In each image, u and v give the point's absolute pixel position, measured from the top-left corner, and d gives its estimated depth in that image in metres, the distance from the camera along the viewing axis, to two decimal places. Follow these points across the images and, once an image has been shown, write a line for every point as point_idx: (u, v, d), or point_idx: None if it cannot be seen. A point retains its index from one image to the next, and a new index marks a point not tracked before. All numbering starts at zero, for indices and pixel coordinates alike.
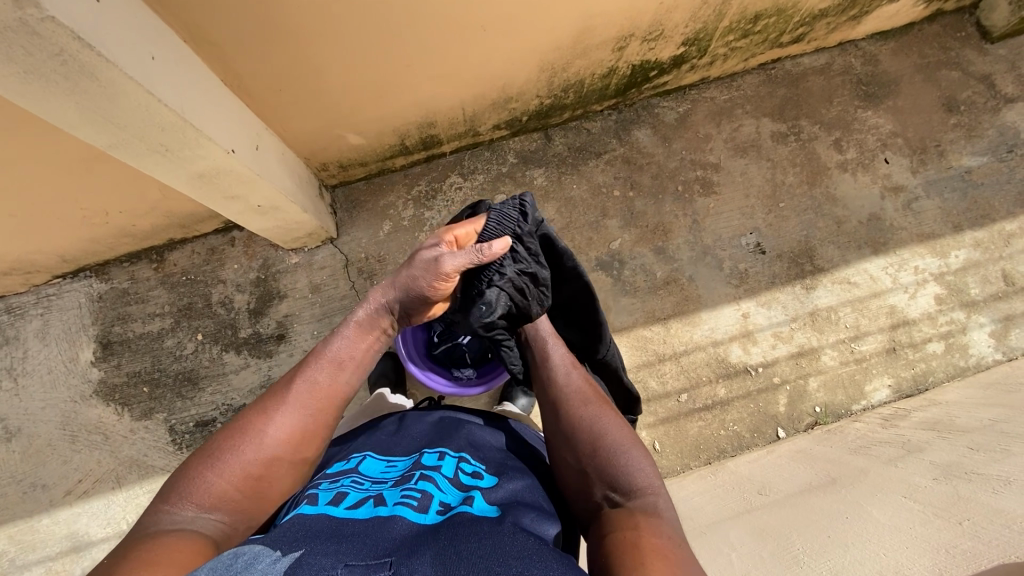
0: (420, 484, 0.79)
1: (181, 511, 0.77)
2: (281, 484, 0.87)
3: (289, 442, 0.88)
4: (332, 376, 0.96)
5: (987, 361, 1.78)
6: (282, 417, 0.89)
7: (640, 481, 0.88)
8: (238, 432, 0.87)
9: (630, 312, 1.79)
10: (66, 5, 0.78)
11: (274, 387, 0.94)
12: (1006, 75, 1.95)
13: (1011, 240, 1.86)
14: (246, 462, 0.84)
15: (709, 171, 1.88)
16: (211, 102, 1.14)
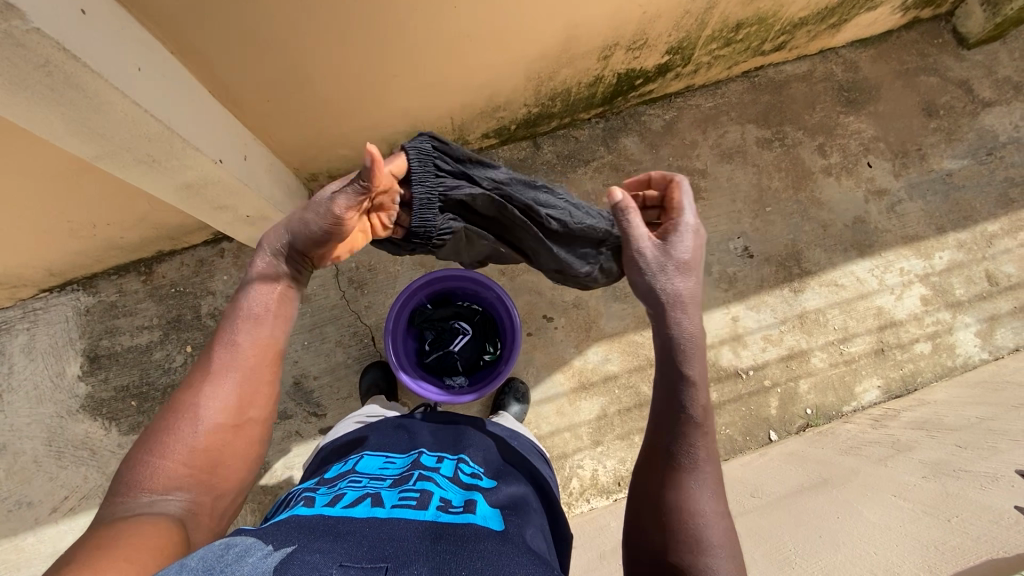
0: (420, 485, 0.79)
1: (135, 500, 0.72)
2: (236, 447, 0.82)
3: (228, 407, 0.81)
4: (252, 331, 0.87)
5: (974, 360, 1.80)
6: (213, 385, 0.81)
7: None
8: (170, 415, 0.79)
9: (620, 317, 1.80)
10: (51, 17, 0.79)
11: (194, 367, 0.85)
12: (983, 80, 2.00)
13: (993, 241, 1.89)
14: (185, 438, 0.78)
15: (696, 176, 1.90)
16: (198, 113, 1.14)
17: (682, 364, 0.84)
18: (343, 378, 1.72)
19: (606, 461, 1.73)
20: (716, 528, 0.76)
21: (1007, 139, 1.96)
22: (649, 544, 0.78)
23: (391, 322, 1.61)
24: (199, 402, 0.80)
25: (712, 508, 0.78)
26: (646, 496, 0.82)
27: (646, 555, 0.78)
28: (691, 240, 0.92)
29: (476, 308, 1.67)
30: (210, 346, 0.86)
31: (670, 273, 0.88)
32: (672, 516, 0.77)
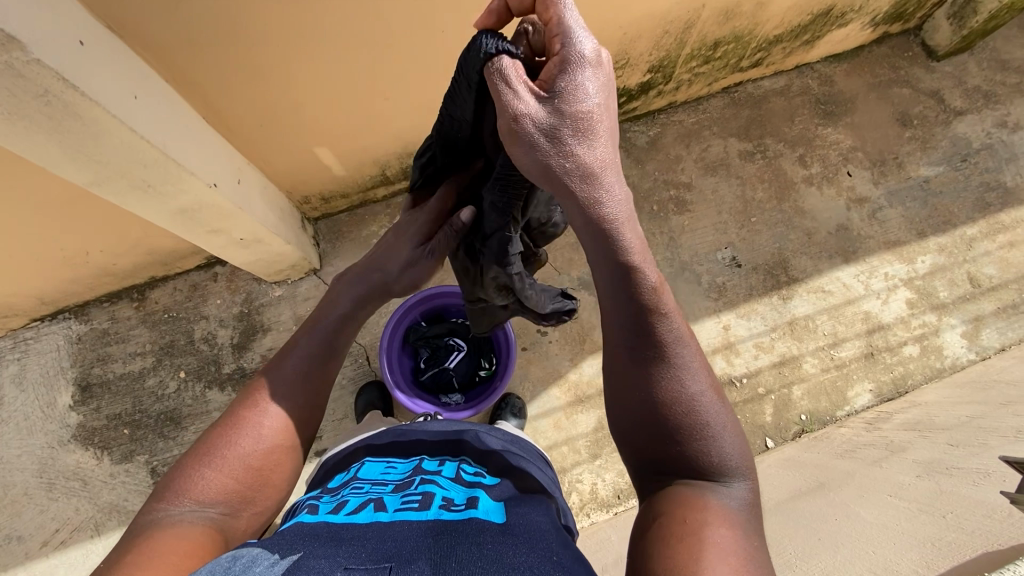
0: (422, 487, 0.80)
1: (185, 506, 0.74)
2: (285, 471, 0.84)
3: (286, 429, 0.85)
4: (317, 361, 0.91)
5: (962, 361, 1.83)
6: (275, 404, 0.85)
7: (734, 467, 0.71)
8: (231, 426, 0.82)
9: None
10: (51, 48, 0.81)
11: (257, 382, 0.88)
12: (953, 90, 2.08)
13: (973, 244, 1.94)
14: (239, 453, 0.80)
15: (681, 190, 1.95)
16: (193, 138, 1.16)
17: (632, 270, 0.67)
18: (338, 400, 1.72)
19: (605, 474, 1.72)
20: (711, 402, 0.72)
21: (980, 146, 2.03)
22: (646, 454, 0.73)
23: (386, 339, 1.61)
24: (261, 419, 0.83)
25: (699, 380, 0.72)
26: (630, 406, 0.73)
27: (642, 465, 0.74)
28: (595, 71, 0.65)
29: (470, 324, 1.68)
30: (275, 365, 0.89)
31: (595, 142, 0.66)
32: (661, 422, 0.71)
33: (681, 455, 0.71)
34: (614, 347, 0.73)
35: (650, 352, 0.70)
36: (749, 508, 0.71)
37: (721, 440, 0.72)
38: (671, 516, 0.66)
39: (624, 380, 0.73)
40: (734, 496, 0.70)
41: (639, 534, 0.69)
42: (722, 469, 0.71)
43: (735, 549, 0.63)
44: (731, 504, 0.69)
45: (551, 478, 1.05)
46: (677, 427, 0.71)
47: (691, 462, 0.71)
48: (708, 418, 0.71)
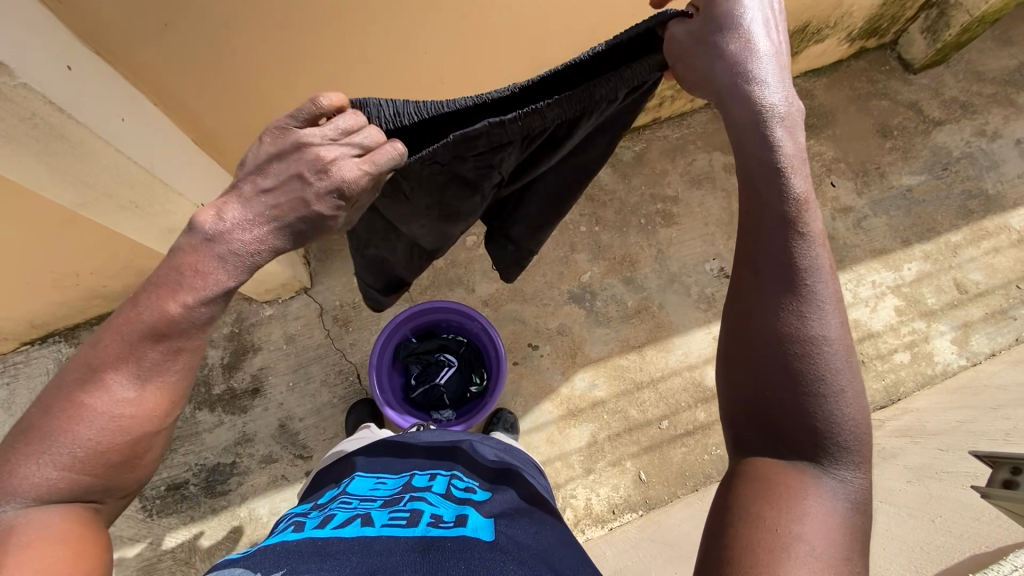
0: (411, 503, 0.79)
1: (19, 504, 0.62)
2: (156, 453, 0.72)
3: (148, 420, 0.67)
4: (191, 343, 0.67)
5: (953, 367, 1.84)
6: (130, 388, 0.66)
7: (846, 449, 0.63)
8: (70, 410, 0.64)
9: (605, 343, 1.83)
10: (39, 73, 0.83)
11: (100, 351, 0.65)
12: (931, 101, 2.13)
13: (957, 251, 1.97)
14: (87, 446, 0.65)
15: (668, 203, 1.97)
16: (183, 161, 1.18)
17: (782, 183, 0.66)
18: (329, 418, 1.71)
19: (599, 489, 1.71)
20: (842, 364, 0.64)
21: (959, 154, 2.07)
22: (753, 410, 0.66)
23: (376, 356, 1.60)
24: (109, 409, 0.65)
25: (834, 331, 0.64)
26: (748, 344, 0.67)
27: (740, 416, 0.68)
28: None
29: (461, 340, 1.69)
30: (125, 335, 0.65)
31: (752, 45, 0.69)
32: (782, 368, 0.64)
33: (790, 421, 0.63)
34: (742, 272, 0.69)
35: (784, 282, 0.65)
36: (853, 509, 0.62)
37: (843, 411, 0.63)
38: (764, 494, 0.62)
39: (746, 310, 0.67)
40: (836, 488, 0.62)
41: (727, 510, 0.63)
42: (834, 451, 0.63)
43: (813, 564, 0.57)
44: (824, 504, 0.61)
45: (546, 487, 1.05)
46: (797, 383, 0.63)
47: (799, 433, 0.63)
48: (832, 381, 0.63)
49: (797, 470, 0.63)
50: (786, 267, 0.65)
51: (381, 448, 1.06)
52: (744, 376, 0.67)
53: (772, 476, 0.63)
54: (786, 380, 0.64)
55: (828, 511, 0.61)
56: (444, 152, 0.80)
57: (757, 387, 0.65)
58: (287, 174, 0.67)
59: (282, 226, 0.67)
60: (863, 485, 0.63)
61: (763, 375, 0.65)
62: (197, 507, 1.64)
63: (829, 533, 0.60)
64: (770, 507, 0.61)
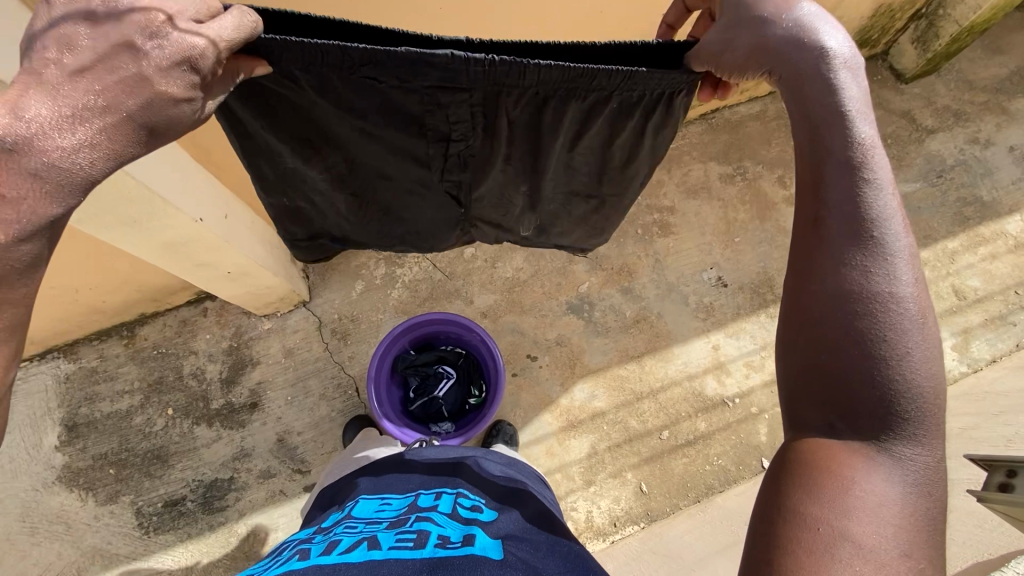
0: (417, 524, 0.80)
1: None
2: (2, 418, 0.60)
3: None
4: (17, 290, 0.57)
5: (954, 374, 1.83)
6: None
7: (914, 422, 0.58)
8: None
9: (604, 353, 1.82)
10: None
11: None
12: (924, 109, 2.15)
13: (955, 257, 1.97)
14: None
15: (665, 213, 1.98)
16: (183, 174, 1.18)
17: (848, 135, 0.64)
18: (327, 432, 1.70)
19: (600, 501, 1.69)
20: (913, 329, 0.60)
21: (954, 162, 2.09)
22: (811, 378, 0.62)
23: (374, 368, 1.59)
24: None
25: (905, 290, 0.60)
26: (807, 305, 0.64)
27: (799, 383, 0.64)
28: None
29: (460, 351, 1.69)
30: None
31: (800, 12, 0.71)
32: (846, 330, 0.60)
33: (851, 390, 0.59)
34: (804, 230, 0.67)
35: (850, 235, 0.62)
36: (912, 493, 0.56)
37: (912, 381, 0.58)
38: (818, 469, 0.57)
39: (806, 268, 0.65)
40: (898, 470, 0.57)
41: (776, 486, 0.59)
42: (899, 428, 0.58)
43: (860, 566, 0.51)
44: (882, 488, 0.56)
45: (552, 499, 1.06)
46: (862, 347, 0.59)
47: (861, 405, 0.59)
48: (901, 347, 0.59)
49: (856, 447, 0.58)
50: (852, 217, 0.63)
51: (384, 466, 1.06)
52: (805, 335, 0.64)
53: (827, 453, 0.58)
54: (853, 337, 0.60)
55: (887, 496, 0.56)
56: (387, 69, 0.73)
57: (822, 348, 0.62)
58: (112, 44, 0.57)
59: (118, 119, 0.58)
60: (932, 472, 0.57)
61: (830, 330, 0.62)
62: (195, 523, 1.63)
63: (889, 519, 0.54)
64: (824, 484, 0.56)
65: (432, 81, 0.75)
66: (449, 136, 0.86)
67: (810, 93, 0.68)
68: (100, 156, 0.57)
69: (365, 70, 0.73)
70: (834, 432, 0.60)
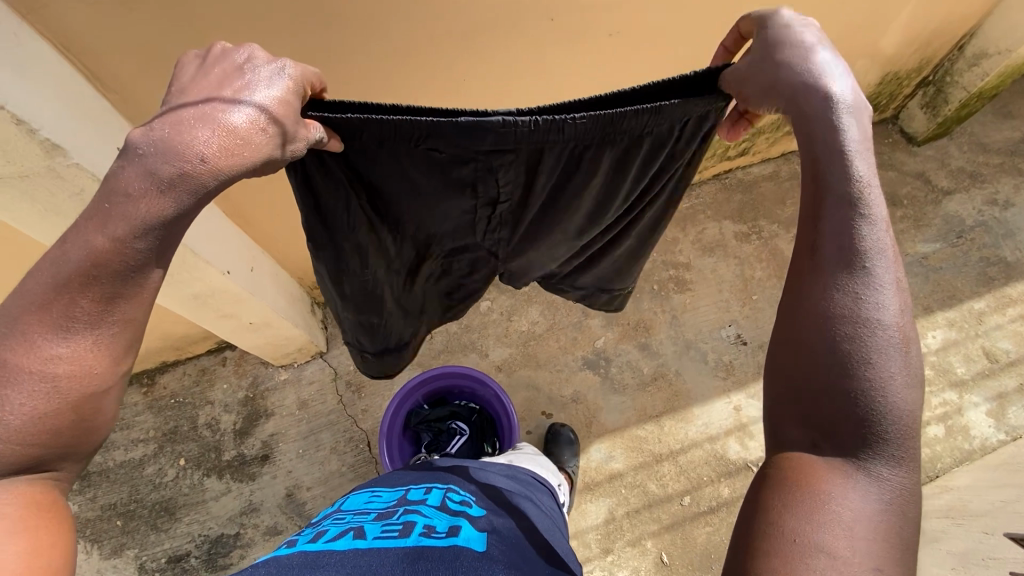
0: (405, 517, 0.79)
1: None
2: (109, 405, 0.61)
3: (91, 374, 0.58)
4: (131, 288, 0.59)
5: (991, 442, 1.74)
6: (64, 345, 0.56)
7: (897, 447, 0.54)
8: (13, 369, 0.55)
9: (621, 411, 1.78)
10: (93, 154, 0.85)
11: (26, 295, 0.56)
12: (938, 171, 2.17)
13: (983, 318, 1.92)
14: (8, 407, 0.55)
15: (681, 269, 1.99)
16: (209, 229, 1.21)
17: (843, 153, 0.63)
18: (336, 488, 1.66)
19: (618, 571, 1.61)
20: (896, 350, 0.56)
21: (973, 223, 2.08)
22: (795, 395, 0.58)
23: (385, 423, 1.56)
24: (74, 365, 0.57)
25: (890, 305, 0.58)
26: (794, 320, 0.61)
27: (778, 403, 0.60)
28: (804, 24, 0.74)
29: (473, 407, 1.67)
30: (49, 279, 0.56)
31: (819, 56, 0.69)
32: (832, 349, 0.57)
33: (838, 409, 0.55)
34: (798, 243, 0.64)
35: (842, 253, 0.60)
36: (893, 518, 0.53)
37: (897, 402, 0.55)
38: (799, 488, 0.54)
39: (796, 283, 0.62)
40: (880, 493, 0.53)
41: (757, 505, 0.55)
42: (880, 448, 0.54)
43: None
44: (863, 508, 0.52)
45: (551, 515, 1.03)
46: (849, 366, 0.56)
47: (843, 424, 0.55)
48: (886, 368, 0.55)
49: (841, 466, 0.54)
50: (839, 238, 0.60)
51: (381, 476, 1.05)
52: (788, 358, 0.60)
53: (807, 470, 0.55)
54: (838, 358, 0.56)
55: (869, 518, 0.52)
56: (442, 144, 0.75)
57: (802, 370, 0.58)
58: (217, 72, 0.64)
59: (222, 116, 0.59)
60: (911, 492, 0.53)
61: (809, 352, 0.58)
62: None
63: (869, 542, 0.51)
64: (806, 504, 0.52)
65: (486, 145, 0.76)
66: (497, 195, 0.87)
67: (807, 118, 0.66)
68: (223, 155, 0.58)
69: (426, 142, 0.75)
70: (815, 451, 0.56)
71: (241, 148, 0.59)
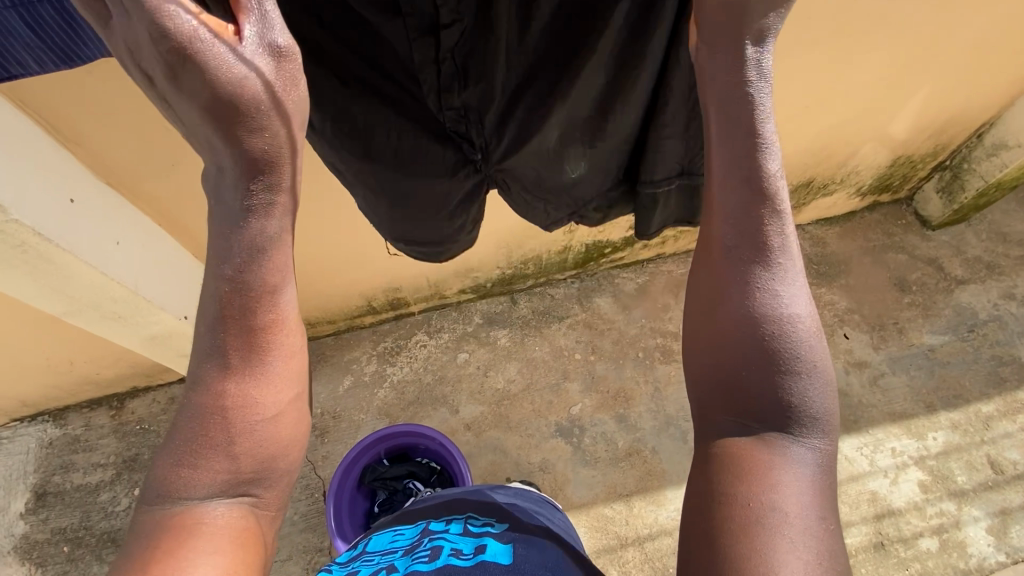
0: (431, 544, 0.84)
1: (198, 500, 0.56)
2: (288, 427, 0.61)
3: (283, 382, 0.61)
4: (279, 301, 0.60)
5: (989, 563, 1.61)
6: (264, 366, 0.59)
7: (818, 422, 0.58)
8: (216, 409, 0.58)
9: (589, 486, 1.70)
10: (36, 210, 0.88)
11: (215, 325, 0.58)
12: (953, 258, 2.06)
13: (990, 423, 1.79)
14: (225, 428, 0.57)
15: (669, 338, 1.92)
16: (172, 273, 1.21)
17: (759, 152, 0.60)
18: (285, 537, 1.61)
19: None
20: (808, 339, 0.59)
21: (987, 316, 1.96)
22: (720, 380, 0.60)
23: (336, 482, 1.52)
24: (266, 395, 0.59)
25: (801, 283, 0.61)
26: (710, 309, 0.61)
27: (711, 400, 0.60)
28: None
29: (434, 467, 1.60)
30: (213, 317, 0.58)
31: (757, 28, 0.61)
32: (749, 333, 0.59)
33: (763, 389, 0.58)
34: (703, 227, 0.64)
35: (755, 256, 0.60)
36: (824, 486, 0.57)
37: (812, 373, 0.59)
38: (742, 471, 0.56)
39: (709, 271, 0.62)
40: (810, 460, 0.57)
41: (703, 489, 0.57)
42: (807, 430, 0.58)
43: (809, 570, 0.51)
44: (800, 481, 0.55)
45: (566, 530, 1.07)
46: (766, 349, 0.58)
47: (772, 416, 0.58)
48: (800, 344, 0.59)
49: (774, 443, 0.57)
50: (755, 244, 0.60)
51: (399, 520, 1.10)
52: (714, 357, 0.60)
53: (747, 448, 0.57)
54: (759, 357, 0.58)
55: (807, 490, 0.55)
56: None
57: (729, 369, 0.59)
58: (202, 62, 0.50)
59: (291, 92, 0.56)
60: (834, 453, 0.58)
61: (735, 351, 0.59)
62: None
63: (812, 513, 0.54)
64: (751, 487, 0.55)
65: None
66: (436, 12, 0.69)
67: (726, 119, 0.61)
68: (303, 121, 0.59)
69: None
70: (747, 427, 0.58)
71: (289, 89, 0.56)
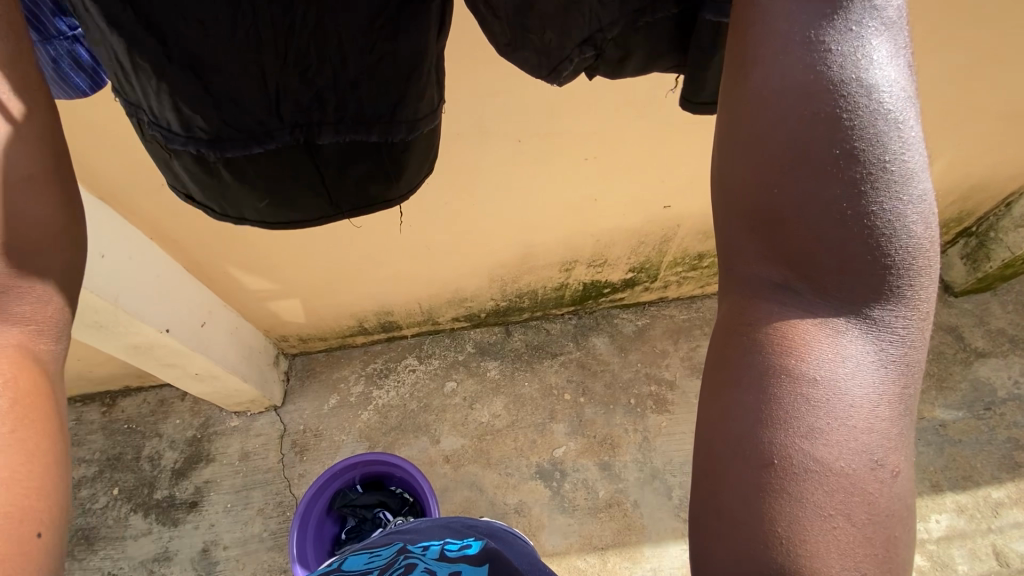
0: (406, 562, 0.93)
1: None
2: (53, 217, 0.48)
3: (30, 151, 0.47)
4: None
5: None
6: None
7: (904, 279, 0.42)
8: None
9: (564, 534, 1.64)
10: None
11: None
12: (974, 329, 1.95)
13: (1000, 510, 1.67)
14: None
15: (663, 386, 1.85)
16: (151, 281, 1.28)
17: None
18: (252, 554, 1.60)
19: None
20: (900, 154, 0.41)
21: (1006, 395, 1.84)
22: (756, 217, 0.43)
23: (303, 508, 1.49)
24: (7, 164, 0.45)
25: (902, 75, 0.41)
26: (748, 98, 0.43)
27: (752, 246, 0.44)
28: None
29: (405, 498, 1.58)
30: None
31: None
32: (810, 130, 0.41)
33: (826, 227, 0.41)
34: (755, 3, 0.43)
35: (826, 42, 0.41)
36: (903, 370, 0.42)
37: (903, 180, 0.41)
38: (776, 391, 0.42)
39: (753, 60, 0.43)
40: (877, 369, 0.42)
41: (725, 412, 0.43)
42: (883, 295, 0.42)
43: (849, 483, 0.39)
44: (858, 402, 0.41)
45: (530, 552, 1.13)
46: (835, 151, 0.40)
47: (833, 272, 0.41)
48: (888, 129, 0.40)
49: (825, 342, 0.42)
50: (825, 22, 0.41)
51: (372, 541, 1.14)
52: (758, 185, 0.42)
53: (791, 341, 0.42)
54: (826, 184, 0.40)
55: (872, 415, 0.41)
56: None
57: (776, 197, 0.42)
58: None
59: None
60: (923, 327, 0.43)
61: (786, 177, 0.41)
62: None
63: (874, 450, 0.40)
64: (790, 416, 0.41)
65: None
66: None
67: None
68: None
69: None
70: (794, 309, 0.43)
71: None
